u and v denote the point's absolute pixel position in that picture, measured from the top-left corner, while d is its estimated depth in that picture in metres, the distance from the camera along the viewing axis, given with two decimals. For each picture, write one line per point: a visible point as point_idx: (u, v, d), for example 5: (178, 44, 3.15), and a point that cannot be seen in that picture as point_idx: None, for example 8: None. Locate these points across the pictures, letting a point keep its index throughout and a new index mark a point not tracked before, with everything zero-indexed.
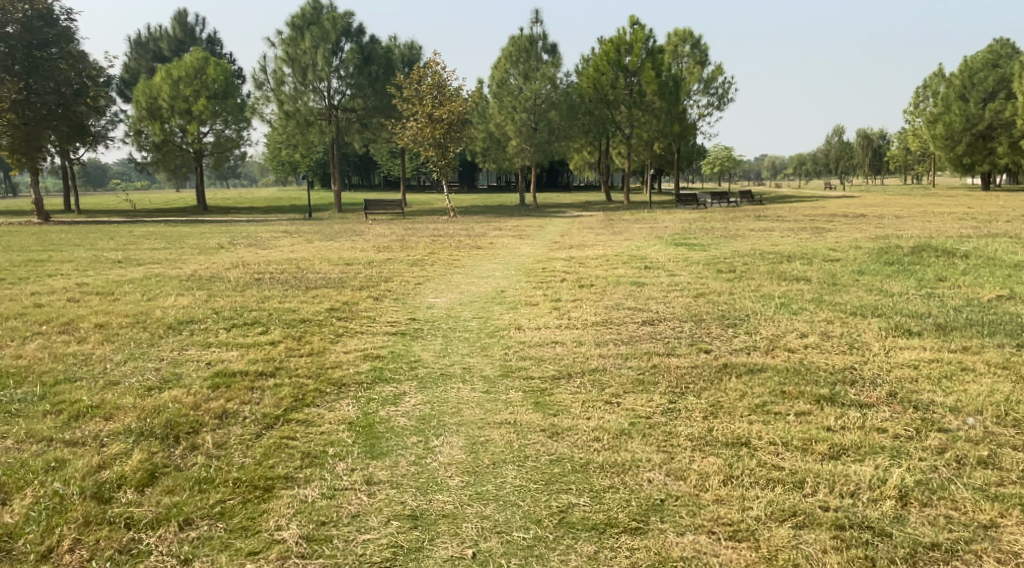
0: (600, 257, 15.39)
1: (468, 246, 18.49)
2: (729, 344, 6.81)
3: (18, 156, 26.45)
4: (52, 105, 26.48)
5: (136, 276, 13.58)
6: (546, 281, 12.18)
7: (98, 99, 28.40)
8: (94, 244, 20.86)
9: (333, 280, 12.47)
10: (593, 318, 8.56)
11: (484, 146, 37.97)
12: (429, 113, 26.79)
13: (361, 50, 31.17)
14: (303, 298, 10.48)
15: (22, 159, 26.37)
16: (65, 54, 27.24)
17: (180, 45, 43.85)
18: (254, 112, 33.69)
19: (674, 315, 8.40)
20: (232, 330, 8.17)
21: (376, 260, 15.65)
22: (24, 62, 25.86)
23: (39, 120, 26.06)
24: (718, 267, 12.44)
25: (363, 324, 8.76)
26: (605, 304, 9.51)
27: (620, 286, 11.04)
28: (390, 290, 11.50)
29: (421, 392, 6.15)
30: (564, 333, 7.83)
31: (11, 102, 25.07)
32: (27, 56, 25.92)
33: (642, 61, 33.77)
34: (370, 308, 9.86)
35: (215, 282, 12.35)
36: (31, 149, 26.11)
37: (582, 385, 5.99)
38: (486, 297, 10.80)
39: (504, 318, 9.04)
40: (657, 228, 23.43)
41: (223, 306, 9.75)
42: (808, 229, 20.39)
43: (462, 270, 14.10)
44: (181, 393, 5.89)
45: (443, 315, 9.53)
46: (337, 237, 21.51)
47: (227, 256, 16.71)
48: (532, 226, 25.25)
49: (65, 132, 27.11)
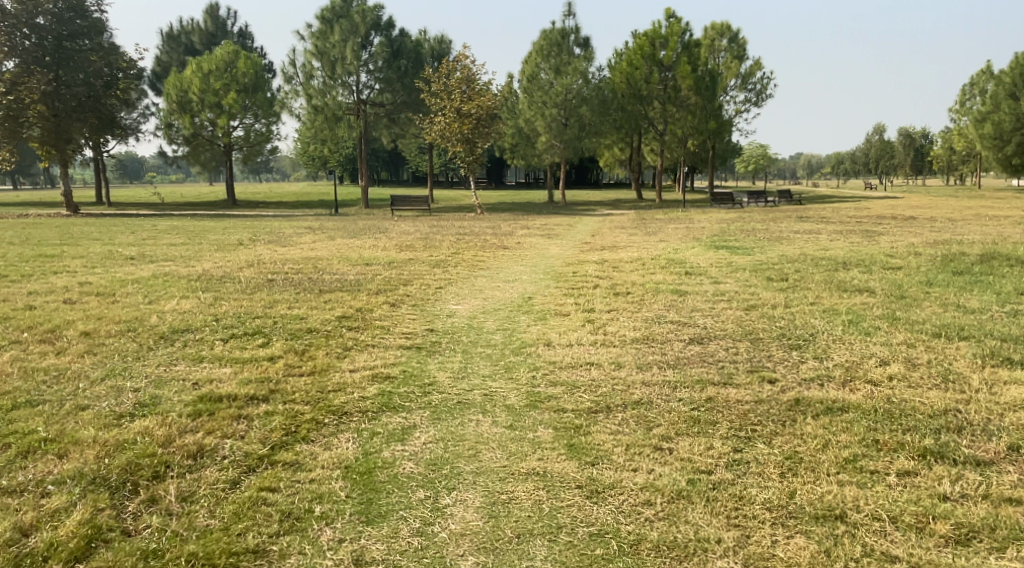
0: (636, 260, 14.48)
1: (495, 246, 17.64)
2: (797, 374, 5.83)
3: (48, 148, 26.04)
4: (82, 97, 25.90)
5: (144, 274, 12.86)
6: (578, 287, 11.29)
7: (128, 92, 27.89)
8: (113, 239, 20.27)
9: (351, 282, 11.63)
10: (633, 334, 7.60)
11: (514, 141, 37.01)
12: (457, 107, 25.94)
13: (390, 43, 30.27)
14: (314, 303, 9.62)
15: (51, 152, 25.88)
16: (95, 45, 26.69)
17: (211, 40, 43.19)
18: (283, 106, 33.08)
19: (726, 333, 7.43)
20: (230, 341, 7.32)
21: (397, 260, 14.79)
22: (54, 53, 25.30)
23: (68, 112, 25.65)
24: (767, 274, 11.45)
25: (376, 336, 7.87)
26: (644, 316, 8.57)
27: (660, 294, 10.11)
28: (408, 294, 10.63)
29: (436, 424, 5.23)
30: (602, 353, 6.88)
31: (41, 93, 24.88)
32: (58, 48, 25.38)
33: (677, 56, 32.64)
34: (386, 316, 8.96)
35: (225, 282, 11.57)
36: (60, 143, 25.60)
37: (625, 421, 5.04)
38: (512, 305, 9.91)
39: (533, 331, 8.11)
40: (694, 229, 22.38)
41: (227, 311, 8.90)
42: (856, 233, 19.26)
43: (487, 272, 13.19)
44: (153, 423, 5.04)
45: (464, 325, 8.63)
46: (360, 234, 20.76)
47: (244, 253, 15.98)
48: (562, 225, 24.31)
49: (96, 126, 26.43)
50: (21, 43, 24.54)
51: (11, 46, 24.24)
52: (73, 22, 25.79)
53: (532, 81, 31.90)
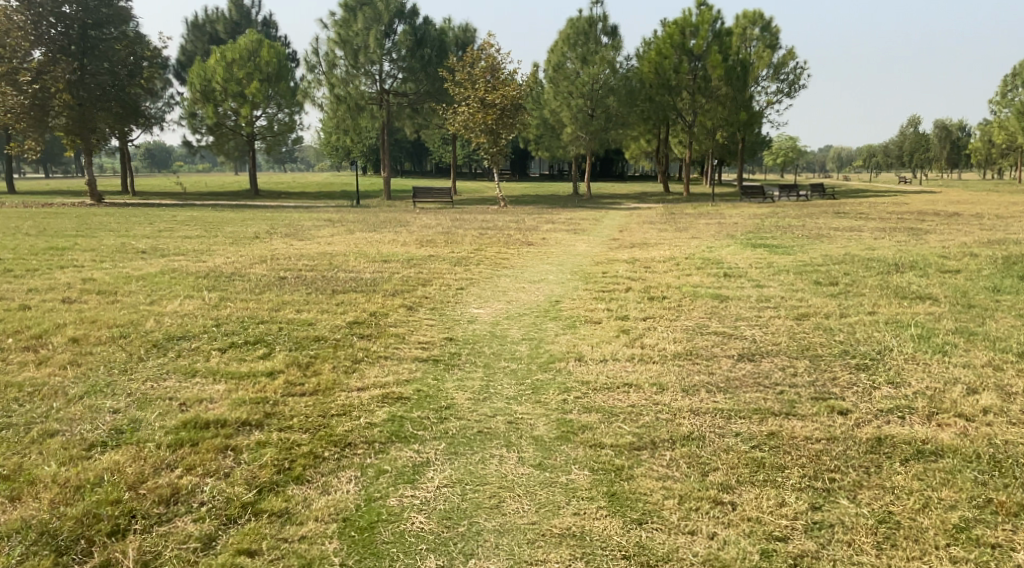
0: (669, 259, 13.75)
1: (519, 242, 16.91)
2: (872, 404, 5.03)
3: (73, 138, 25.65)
4: (106, 87, 25.48)
5: (151, 269, 12.18)
6: (609, 289, 10.59)
7: (152, 81, 27.43)
8: (130, 230, 19.72)
9: (368, 282, 10.94)
10: (676, 349, 6.85)
11: (539, 133, 36.27)
12: (481, 97, 25.20)
13: (415, 31, 29.50)
14: (326, 306, 8.93)
15: (76, 140, 25.52)
16: (120, 35, 26.30)
17: (236, 27, 42.70)
18: (306, 96, 32.51)
19: (781, 352, 6.68)
20: (229, 352, 6.60)
21: (417, 257, 14.07)
22: (79, 42, 24.95)
23: (93, 101, 25.18)
24: (813, 277, 10.71)
25: (390, 347, 7.15)
26: (684, 326, 7.85)
27: (699, 299, 9.40)
28: (428, 297, 9.92)
29: (455, 461, 4.49)
30: (643, 373, 6.11)
31: (66, 82, 24.37)
32: (83, 37, 25.03)
33: (707, 44, 31.61)
34: (401, 322, 8.26)
35: (235, 281, 10.88)
36: (85, 132, 25.25)
37: (675, 462, 4.27)
38: (539, 310, 9.20)
39: (565, 343, 7.40)
40: (727, 225, 21.53)
41: (231, 316, 8.19)
42: (902, 233, 18.29)
43: (511, 271, 12.46)
44: (123, 457, 4.34)
45: (486, 334, 7.93)
46: (381, 228, 20.10)
47: (260, 248, 15.32)
48: (588, 219, 23.54)
49: (120, 115, 25.95)
50: (47, 32, 24.21)
51: (38, 35, 23.94)
52: (99, 11, 25.38)
53: (558, 71, 31.02)
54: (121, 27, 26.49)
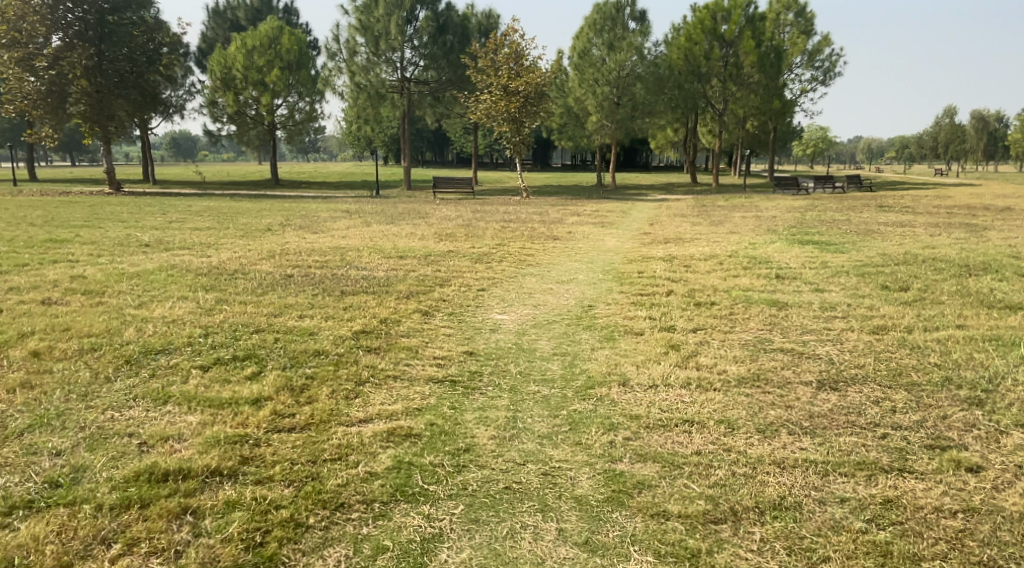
0: (710, 257, 12.80)
1: (545, 236, 15.82)
2: (1005, 458, 4.15)
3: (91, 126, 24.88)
4: (124, 73, 24.65)
5: (148, 264, 11.14)
6: (647, 291, 9.64)
7: (171, 67, 26.55)
8: (139, 220, 18.75)
9: (380, 282, 9.91)
10: (742, 375, 5.87)
11: (564, 121, 35.35)
12: (505, 84, 24.11)
13: (437, 17, 28.38)
14: (331, 312, 7.89)
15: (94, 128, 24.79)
16: (139, 19, 25.28)
17: (256, 14, 41.69)
18: (326, 84, 31.57)
19: (866, 379, 5.73)
20: (212, 370, 5.57)
21: (435, 253, 13.01)
22: (97, 28, 23.95)
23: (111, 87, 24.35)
24: (882, 282, 10.13)
25: (400, 363, 6.14)
26: (742, 341, 6.95)
27: (755, 308, 8.54)
28: (446, 300, 8.90)
29: (474, 534, 3.61)
30: (705, 407, 5.10)
31: (83, 68, 23.57)
32: (101, 23, 24.00)
33: (740, 30, 30.24)
34: (415, 332, 7.27)
35: (237, 279, 9.86)
36: (104, 119, 24.46)
37: (769, 549, 3.53)
38: (571, 317, 8.19)
39: (605, 360, 6.38)
40: (765, 220, 20.46)
41: (223, 321, 7.15)
42: (958, 232, 17.18)
43: (536, 270, 11.40)
44: (45, 528, 3.54)
45: (511, 346, 6.92)
46: (399, 219, 19.08)
47: (271, 242, 14.31)
48: (616, 212, 22.50)
49: (139, 102, 25.18)
50: (63, 18, 23.26)
51: (55, 20, 22.98)
52: None
53: (584, 58, 29.88)
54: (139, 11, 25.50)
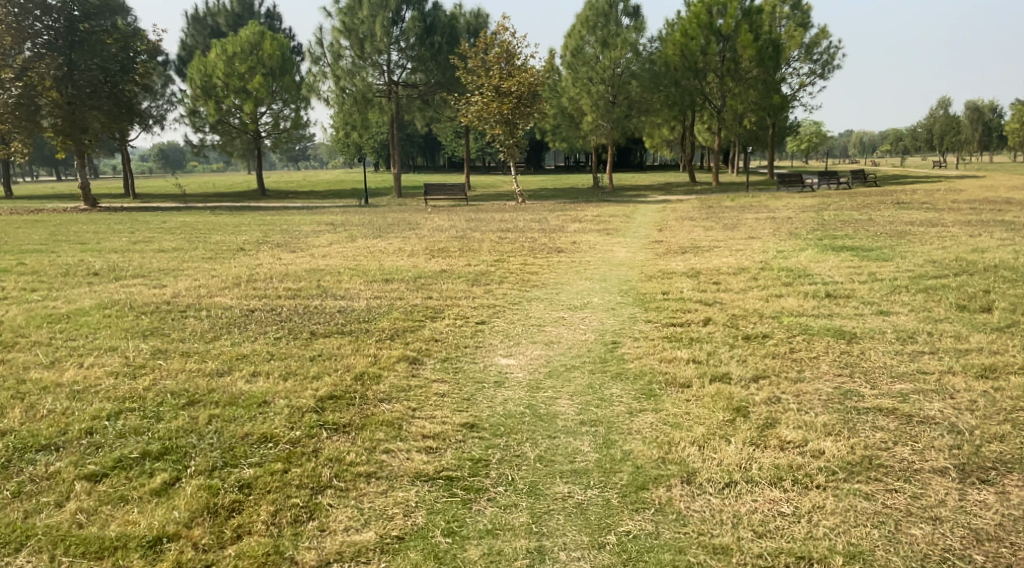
0: (737, 270, 11.29)
1: (549, 248, 14.21)
2: None
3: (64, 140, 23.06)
4: (98, 83, 22.64)
5: (87, 298, 9.41)
6: (678, 318, 8.09)
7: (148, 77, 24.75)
8: (102, 241, 16.97)
9: (360, 316, 8.24)
10: (849, 458, 4.32)
11: (558, 122, 33.77)
12: (496, 85, 22.50)
13: (423, 18, 26.79)
14: (294, 366, 6.18)
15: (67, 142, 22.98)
16: (112, 28, 23.51)
17: (238, 20, 40.02)
18: (311, 90, 29.90)
19: (1022, 467, 4.22)
20: (107, 480, 4.00)
21: (426, 273, 11.42)
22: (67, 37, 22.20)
23: (85, 99, 22.46)
24: (953, 300, 8.57)
25: (377, 450, 4.49)
26: (824, 398, 5.38)
27: (818, 342, 6.97)
28: (437, 341, 7.23)
29: None
30: (821, 526, 3.73)
31: (53, 79, 21.73)
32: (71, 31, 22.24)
33: (737, 23, 28.63)
34: (400, 394, 5.58)
35: (188, 317, 8.17)
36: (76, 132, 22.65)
37: None
38: (595, 360, 6.52)
39: (654, 436, 4.73)
40: (780, 221, 18.92)
41: (150, 390, 5.41)
42: (998, 232, 15.60)
43: (542, 292, 9.80)
44: None
45: (524, 411, 5.23)
46: (387, 233, 17.42)
47: (240, 265, 12.65)
48: (618, 216, 20.96)
49: (115, 113, 23.35)
50: (31, 26, 21.54)
51: (21, 29, 21.24)
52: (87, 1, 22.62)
53: (577, 56, 28.28)
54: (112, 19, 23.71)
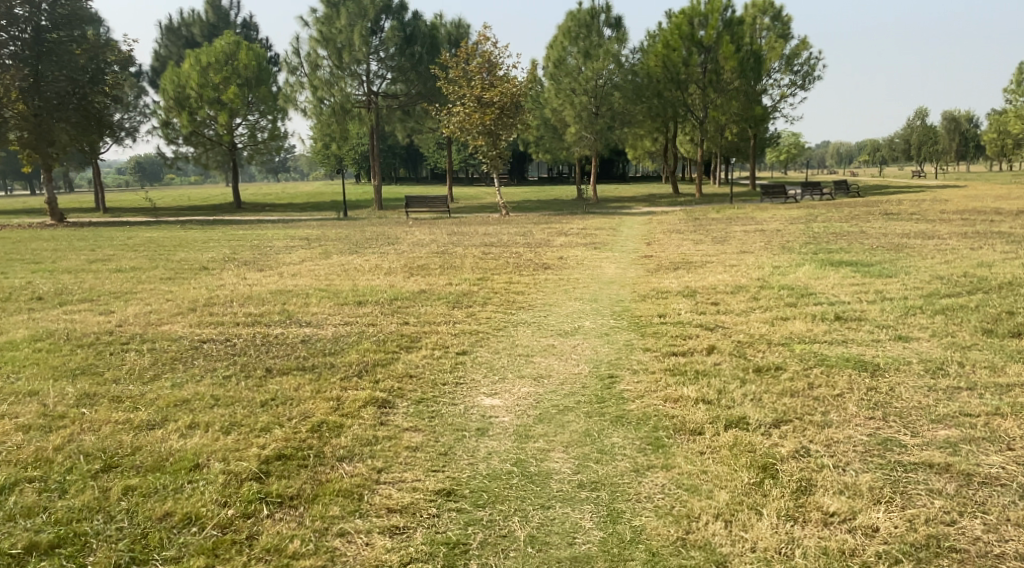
0: (736, 289, 10.53)
1: (534, 265, 13.37)
2: None
3: (30, 153, 21.87)
4: (65, 94, 21.50)
5: (24, 329, 8.44)
6: (680, 346, 7.28)
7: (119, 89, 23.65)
8: (59, 261, 15.91)
9: (325, 348, 7.32)
10: (910, 537, 3.71)
11: (540, 134, 33.07)
12: (478, 96, 21.73)
13: (403, 28, 26.01)
14: (240, 414, 5.26)
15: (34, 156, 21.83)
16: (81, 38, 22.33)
17: (213, 30, 38.94)
18: (287, 100, 28.98)
19: None
20: None
21: (403, 294, 10.55)
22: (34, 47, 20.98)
23: (52, 111, 21.29)
24: (977, 324, 7.81)
25: (330, 534, 3.76)
26: (863, 449, 4.56)
27: (841, 376, 6.15)
28: (412, 378, 6.35)
29: None
30: None
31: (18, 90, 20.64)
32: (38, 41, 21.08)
33: (718, 34, 27.98)
34: (362, 449, 4.61)
35: (131, 351, 7.21)
36: (44, 146, 21.43)
37: None
38: (591, 401, 5.65)
39: (669, 505, 3.97)
40: (770, 234, 18.22)
41: (61, 450, 4.48)
42: (999, 244, 14.95)
43: (529, 315, 8.98)
44: None
45: (510, 470, 4.35)
46: (363, 249, 16.50)
47: (200, 286, 11.70)
48: (604, 229, 20.15)
49: (83, 126, 22.19)
50: None
51: None
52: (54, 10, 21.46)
53: (559, 68, 27.55)
54: (81, 29, 22.51)
